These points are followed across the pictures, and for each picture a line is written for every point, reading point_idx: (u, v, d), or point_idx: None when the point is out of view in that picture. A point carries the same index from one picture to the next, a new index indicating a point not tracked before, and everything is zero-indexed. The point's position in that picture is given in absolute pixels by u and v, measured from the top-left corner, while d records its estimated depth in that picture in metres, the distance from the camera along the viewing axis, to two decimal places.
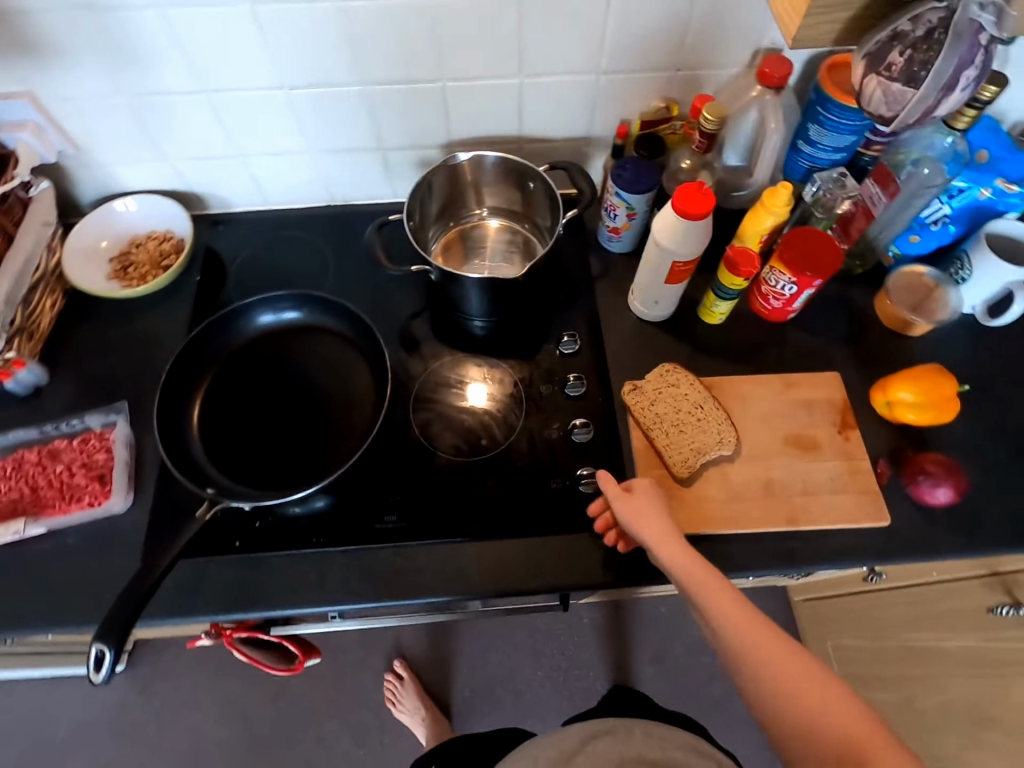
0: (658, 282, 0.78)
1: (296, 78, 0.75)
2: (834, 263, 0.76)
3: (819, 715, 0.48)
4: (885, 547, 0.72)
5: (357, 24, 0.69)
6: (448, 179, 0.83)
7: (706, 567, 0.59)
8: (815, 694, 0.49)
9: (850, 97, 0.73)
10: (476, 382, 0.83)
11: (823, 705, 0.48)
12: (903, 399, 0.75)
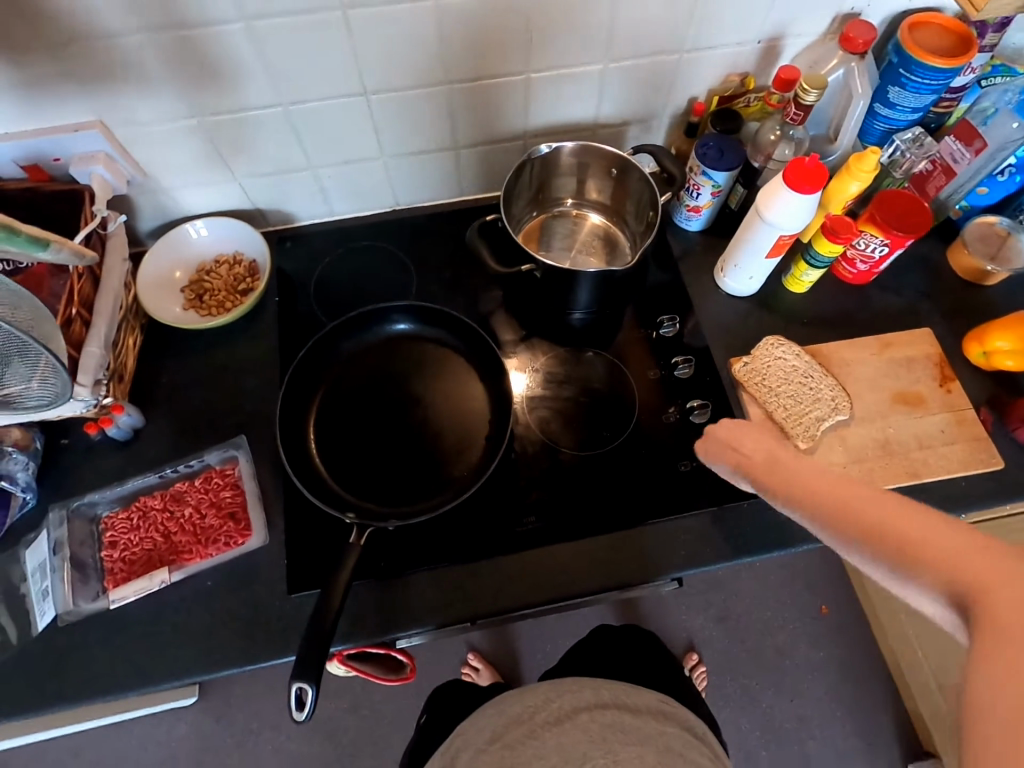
0: (759, 256, 0.79)
1: (378, 82, 0.73)
2: (924, 222, 0.76)
3: (924, 563, 0.40)
4: (1001, 489, 0.76)
5: (447, 21, 0.67)
6: (550, 168, 0.84)
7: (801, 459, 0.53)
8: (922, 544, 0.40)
9: (934, 55, 0.72)
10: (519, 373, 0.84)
11: (944, 554, 0.39)
12: (1000, 348, 0.78)
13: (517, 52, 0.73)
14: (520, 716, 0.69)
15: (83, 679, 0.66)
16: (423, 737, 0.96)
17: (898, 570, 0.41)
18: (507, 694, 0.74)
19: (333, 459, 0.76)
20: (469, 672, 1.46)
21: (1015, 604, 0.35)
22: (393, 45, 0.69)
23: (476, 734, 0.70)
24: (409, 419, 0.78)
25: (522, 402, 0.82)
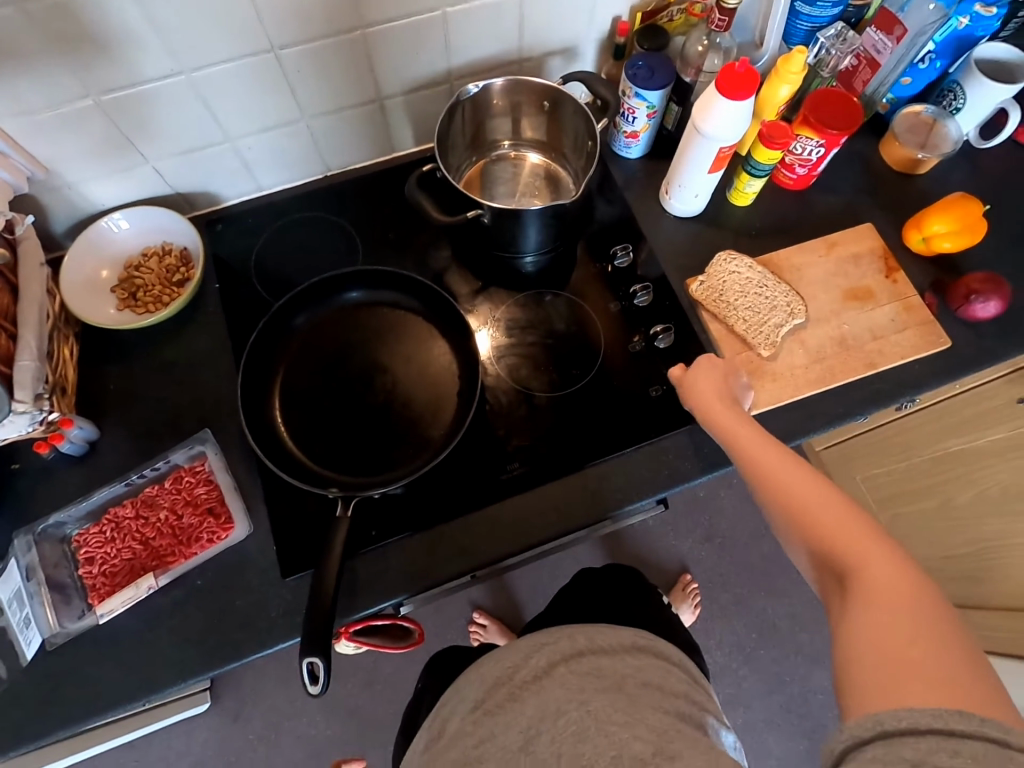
0: (701, 172, 0.79)
1: (287, 35, 0.69)
2: (856, 116, 0.77)
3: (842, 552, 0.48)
4: (952, 366, 0.79)
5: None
6: (482, 112, 0.81)
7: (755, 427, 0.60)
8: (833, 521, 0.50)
9: None
10: (481, 328, 0.83)
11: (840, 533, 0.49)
12: (937, 231, 0.81)
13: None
14: (499, 678, 0.62)
15: (88, 697, 0.64)
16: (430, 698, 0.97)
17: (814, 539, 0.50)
18: (479, 663, 0.66)
19: (306, 436, 0.74)
20: (477, 629, 1.49)
21: (883, 572, 0.46)
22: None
23: (461, 701, 0.63)
24: (377, 386, 0.77)
25: (488, 352, 0.81)
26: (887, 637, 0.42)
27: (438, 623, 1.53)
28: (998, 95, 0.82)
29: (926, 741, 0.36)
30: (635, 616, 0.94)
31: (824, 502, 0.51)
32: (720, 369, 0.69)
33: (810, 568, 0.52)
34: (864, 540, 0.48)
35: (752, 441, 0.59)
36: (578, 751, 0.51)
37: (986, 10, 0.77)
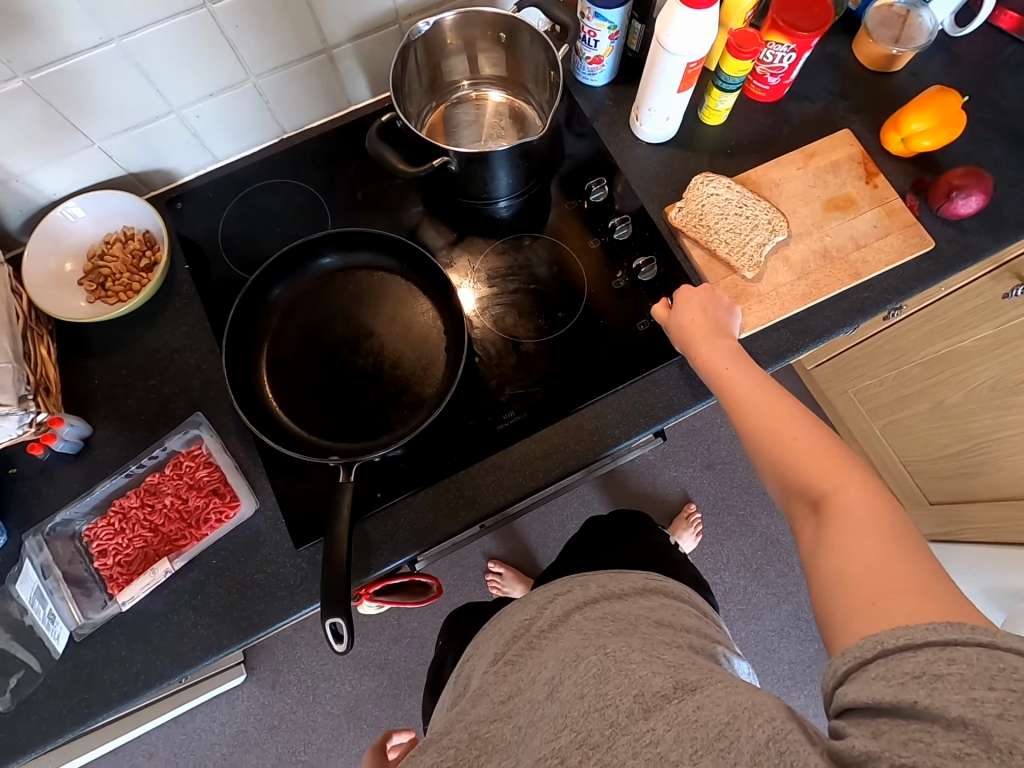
0: (672, 91, 0.75)
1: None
2: (827, 15, 0.74)
3: (822, 485, 0.53)
4: (937, 266, 0.79)
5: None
6: (438, 52, 0.76)
7: (743, 366, 0.64)
8: (817, 463, 0.54)
9: None
10: (464, 284, 0.81)
11: (823, 467, 0.54)
12: (916, 130, 0.79)
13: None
14: (517, 631, 0.62)
15: (125, 680, 0.66)
16: (453, 645, 1.02)
17: (793, 475, 0.55)
18: (506, 610, 0.68)
19: (301, 406, 0.74)
20: (494, 577, 1.54)
21: (857, 502, 0.51)
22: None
23: (482, 657, 0.62)
24: (368, 350, 0.76)
25: (475, 307, 0.80)
26: (868, 560, 0.47)
27: (457, 575, 1.58)
28: None
29: (924, 653, 0.39)
30: (641, 550, 0.98)
31: (804, 435, 0.56)
32: (704, 301, 0.70)
33: (783, 497, 0.56)
34: (839, 474, 0.53)
35: (736, 379, 0.63)
36: (601, 692, 0.47)
37: None
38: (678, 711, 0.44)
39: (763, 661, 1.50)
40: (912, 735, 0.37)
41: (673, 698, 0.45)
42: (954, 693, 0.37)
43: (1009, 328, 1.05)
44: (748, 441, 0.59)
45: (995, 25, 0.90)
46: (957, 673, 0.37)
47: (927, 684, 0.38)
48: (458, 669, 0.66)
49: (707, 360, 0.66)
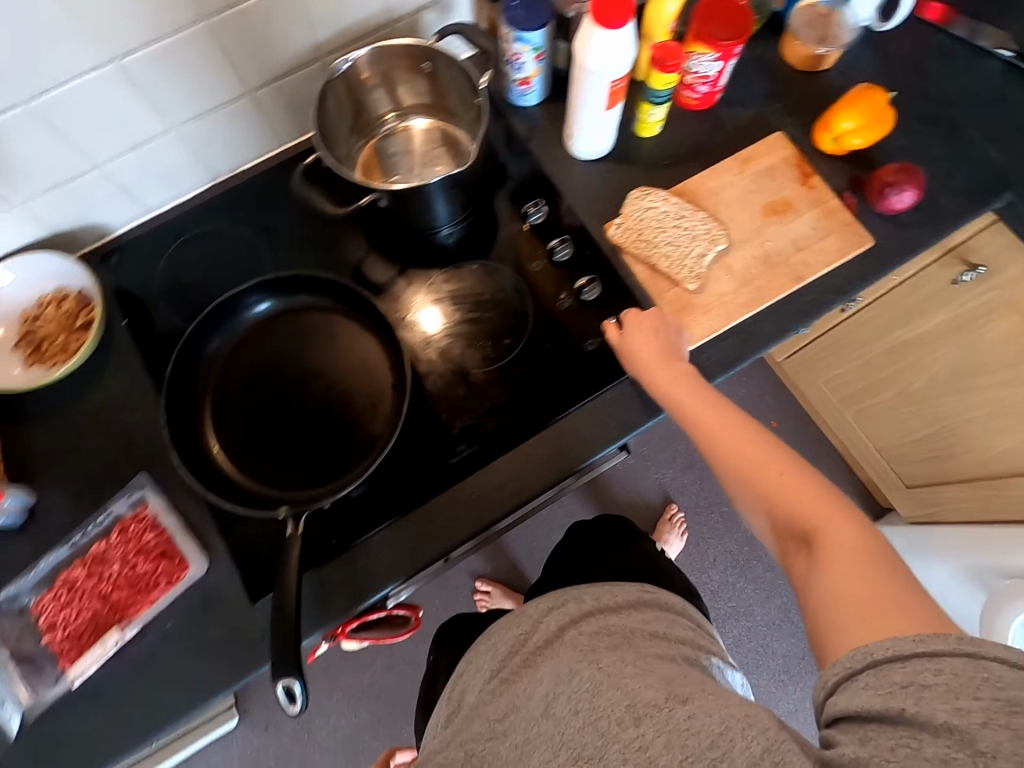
0: (599, 111, 0.75)
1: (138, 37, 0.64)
2: (747, 26, 0.75)
3: (798, 515, 0.53)
4: (879, 262, 0.79)
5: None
6: (354, 92, 0.76)
7: (706, 392, 0.64)
8: (791, 490, 0.54)
9: None
10: (426, 308, 0.80)
11: (797, 494, 0.54)
12: (847, 128, 0.80)
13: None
14: (511, 648, 0.58)
15: (83, 756, 0.64)
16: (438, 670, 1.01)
17: (771, 503, 0.55)
18: (493, 628, 0.65)
19: (251, 457, 0.72)
20: (484, 594, 1.52)
21: (834, 527, 0.51)
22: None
23: (476, 672, 0.59)
24: (313, 396, 0.75)
25: (437, 332, 0.79)
26: (850, 580, 0.47)
27: (448, 592, 1.57)
28: None
29: (911, 664, 0.40)
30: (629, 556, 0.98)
31: (769, 460, 0.57)
32: (655, 324, 0.70)
33: (767, 531, 0.56)
34: (813, 499, 0.53)
35: (700, 407, 0.63)
36: (593, 706, 0.46)
37: None
38: (669, 720, 0.43)
39: (757, 657, 1.50)
40: (899, 741, 0.37)
41: (664, 707, 0.44)
42: (940, 703, 0.37)
43: (964, 310, 1.01)
44: (720, 471, 0.60)
45: (919, 17, 0.91)
46: (943, 684, 0.38)
47: (914, 694, 0.38)
48: (452, 680, 0.63)
49: (670, 385, 0.65)
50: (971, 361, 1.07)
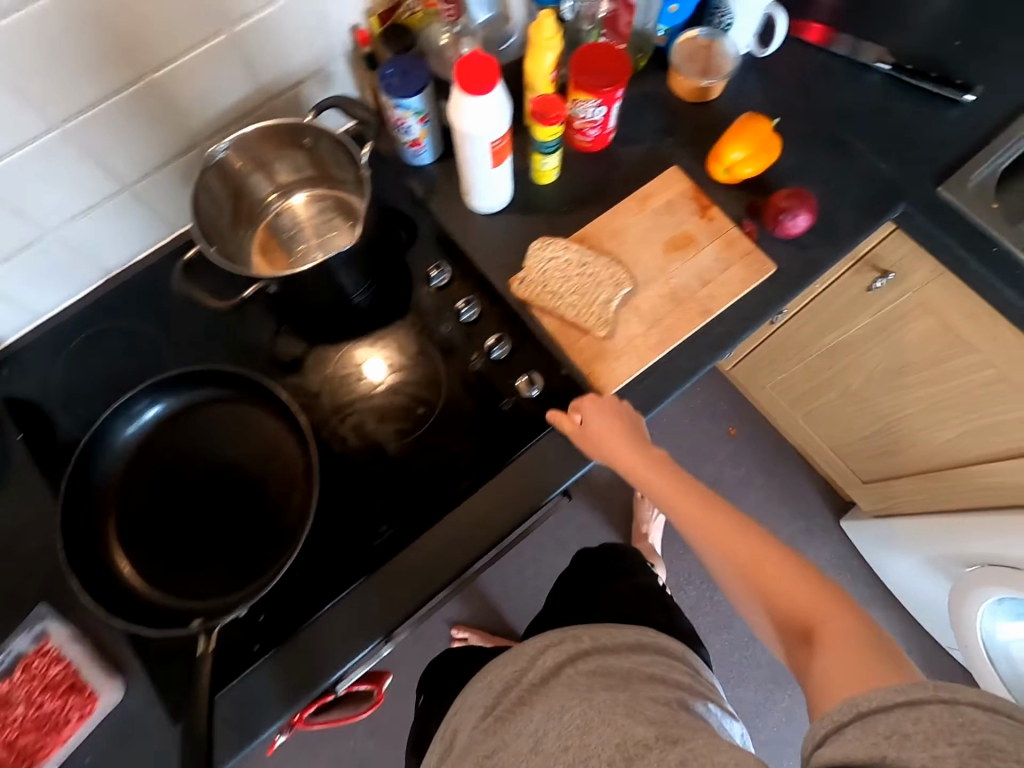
0: (487, 170, 0.74)
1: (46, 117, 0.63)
2: (625, 69, 0.76)
3: (797, 613, 0.53)
4: (784, 287, 0.79)
5: (104, 14, 0.59)
6: (218, 186, 0.73)
7: (693, 489, 0.65)
8: (786, 585, 0.54)
9: None
10: (371, 358, 0.79)
11: (791, 591, 0.54)
12: (737, 158, 0.80)
13: (191, 23, 0.65)
14: (508, 683, 0.62)
15: None
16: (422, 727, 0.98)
17: (770, 599, 0.55)
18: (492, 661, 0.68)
19: (162, 568, 0.69)
20: (461, 640, 1.49)
21: (829, 616, 0.51)
22: (40, 67, 0.59)
23: (469, 709, 0.62)
24: (222, 492, 0.72)
25: (383, 378, 0.78)
26: (846, 663, 0.47)
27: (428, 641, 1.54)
28: (761, 4, 0.83)
29: (892, 714, 0.40)
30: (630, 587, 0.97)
31: (762, 551, 0.57)
32: (622, 413, 0.69)
33: (772, 630, 0.55)
34: (806, 589, 0.53)
35: (691, 506, 0.63)
36: (584, 742, 0.50)
37: None
38: (659, 758, 0.46)
39: (742, 671, 1.48)
40: None
41: (653, 747, 0.47)
42: (920, 751, 0.37)
43: (884, 314, 1.02)
44: (719, 570, 0.60)
45: (800, 39, 0.93)
46: (922, 731, 0.38)
47: (895, 742, 0.38)
48: (444, 719, 0.65)
49: (657, 482, 0.66)
50: (899, 361, 1.08)
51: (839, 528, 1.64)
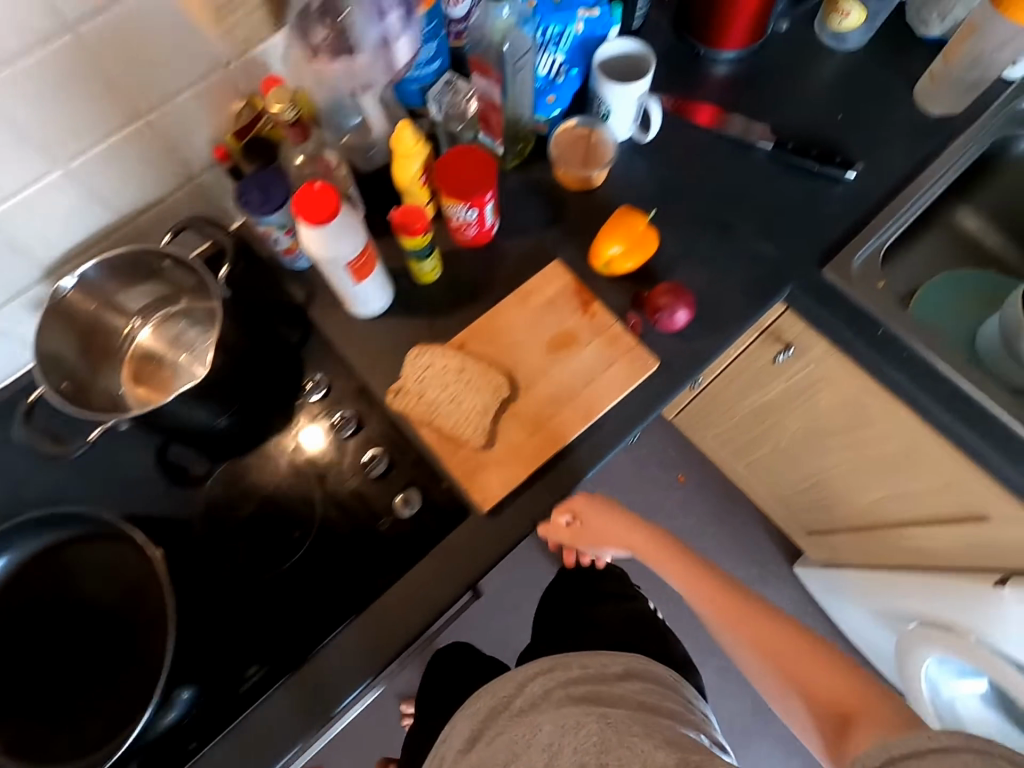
0: (353, 285, 0.72)
1: None
2: (490, 174, 0.76)
3: (821, 698, 0.65)
4: (669, 382, 0.78)
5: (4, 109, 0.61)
6: (55, 342, 0.71)
7: (730, 593, 0.77)
8: (815, 673, 0.67)
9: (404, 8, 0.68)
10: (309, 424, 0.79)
11: (812, 676, 0.67)
12: (615, 253, 0.79)
13: (123, 95, 0.67)
14: (497, 707, 0.70)
15: None
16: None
17: (801, 688, 0.67)
18: (480, 687, 0.75)
19: (18, 729, 0.67)
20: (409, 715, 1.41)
21: (843, 696, 0.64)
22: None
23: (455, 735, 0.70)
24: (84, 639, 0.71)
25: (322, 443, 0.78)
26: (874, 730, 0.58)
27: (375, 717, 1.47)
28: (635, 95, 0.82)
29: (930, 758, 0.48)
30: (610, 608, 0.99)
31: (785, 637, 0.70)
32: (610, 511, 0.84)
33: (808, 712, 0.66)
34: (817, 668, 0.67)
35: (724, 605, 0.76)
36: (603, 759, 0.59)
37: (590, 10, 0.80)
38: None
39: None
40: None
41: None
42: None
43: (795, 382, 1.01)
44: (748, 649, 0.73)
45: (685, 118, 0.91)
46: None
47: None
48: (434, 745, 0.72)
49: (688, 585, 0.81)
50: (817, 425, 1.07)
51: (792, 574, 1.62)
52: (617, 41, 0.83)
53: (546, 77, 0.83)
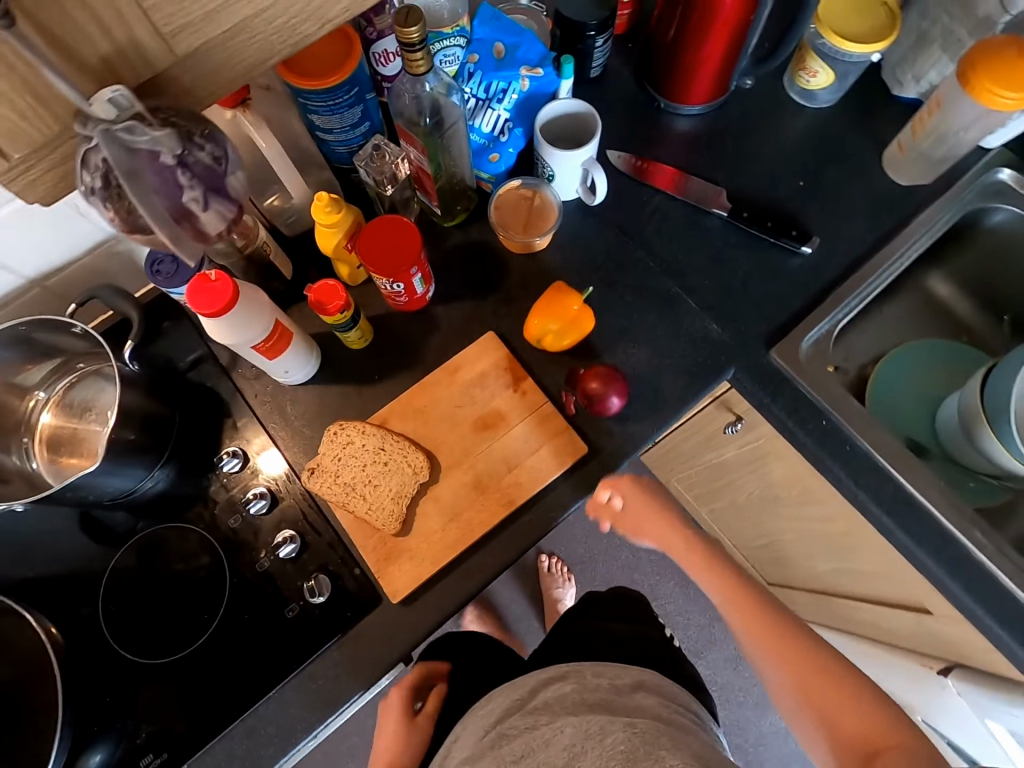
0: (265, 363, 0.70)
1: None
2: (416, 245, 0.71)
3: (854, 739, 0.62)
4: (598, 469, 0.75)
5: None
6: None
7: (770, 615, 0.73)
8: (849, 708, 0.64)
9: (320, 80, 0.64)
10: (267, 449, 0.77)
11: (850, 712, 0.63)
12: (551, 331, 0.75)
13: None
14: (513, 706, 0.72)
15: None
16: None
17: (833, 727, 0.63)
18: (496, 688, 0.79)
19: None
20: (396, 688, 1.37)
21: (887, 733, 0.61)
22: None
23: (467, 735, 0.73)
24: None
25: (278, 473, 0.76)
26: None
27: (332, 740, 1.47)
28: (579, 160, 0.78)
29: None
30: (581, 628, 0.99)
31: (820, 671, 0.67)
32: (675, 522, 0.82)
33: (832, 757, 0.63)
34: (853, 703, 0.64)
35: (766, 627, 0.72)
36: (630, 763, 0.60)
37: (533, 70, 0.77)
38: None
39: None
40: None
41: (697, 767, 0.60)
42: None
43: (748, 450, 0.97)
44: (778, 680, 0.69)
45: (639, 178, 0.87)
46: None
47: None
48: (445, 743, 0.75)
49: (739, 607, 0.74)
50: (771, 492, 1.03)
51: None
52: (564, 100, 0.79)
53: (489, 134, 0.80)
